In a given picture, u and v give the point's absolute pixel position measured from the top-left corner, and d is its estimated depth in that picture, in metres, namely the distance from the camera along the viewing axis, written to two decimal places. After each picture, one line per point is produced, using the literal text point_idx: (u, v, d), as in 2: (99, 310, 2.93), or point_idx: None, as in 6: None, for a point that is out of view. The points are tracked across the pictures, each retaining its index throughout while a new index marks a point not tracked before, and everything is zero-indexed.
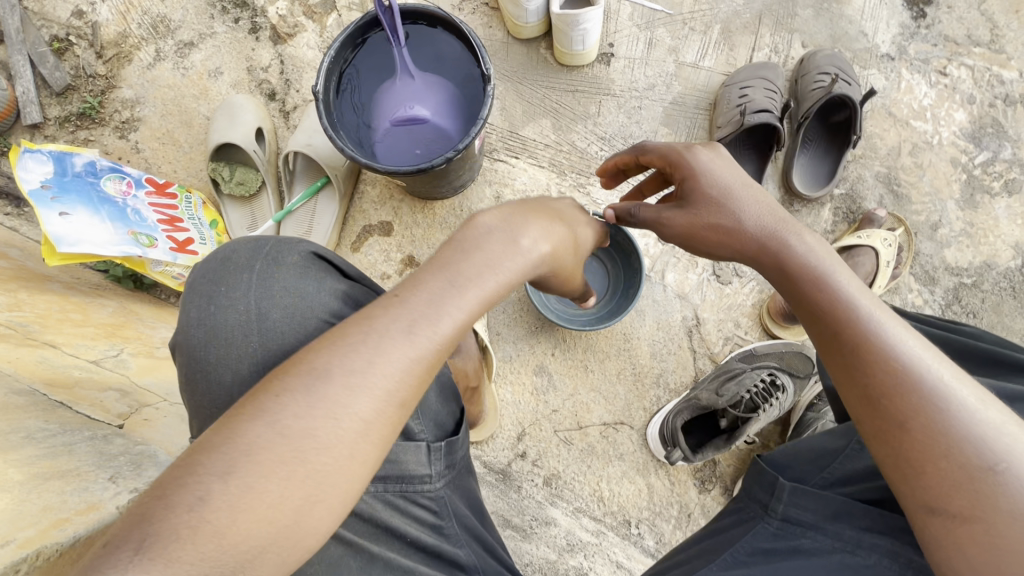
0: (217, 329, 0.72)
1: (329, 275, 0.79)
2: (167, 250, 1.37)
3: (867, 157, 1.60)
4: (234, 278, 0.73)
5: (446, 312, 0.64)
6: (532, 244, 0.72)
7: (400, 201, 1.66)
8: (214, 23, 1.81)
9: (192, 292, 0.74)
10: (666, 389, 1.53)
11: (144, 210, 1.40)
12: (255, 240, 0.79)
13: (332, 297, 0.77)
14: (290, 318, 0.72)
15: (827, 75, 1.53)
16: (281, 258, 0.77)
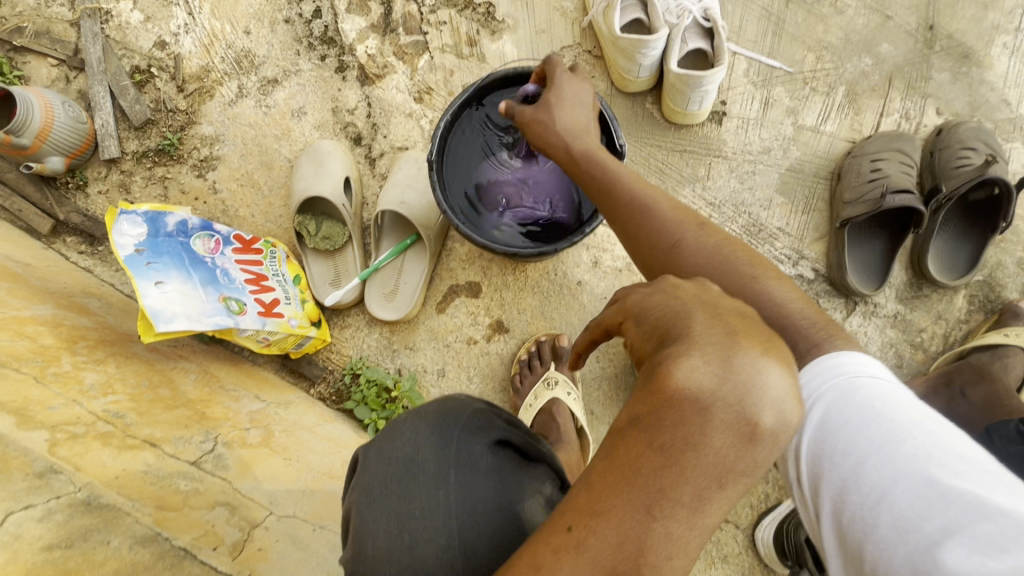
0: (414, 565, 0.64)
1: (519, 472, 0.74)
2: (256, 316, 1.29)
3: (1009, 241, 1.45)
4: (427, 495, 0.68)
5: (651, 561, 0.45)
6: (775, 423, 0.46)
7: (490, 260, 1.56)
8: (299, 60, 1.73)
9: (380, 512, 0.68)
10: (776, 486, 1.40)
11: (232, 269, 1.31)
12: (437, 436, 0.73)
13: (531, 503, 0.71)
14: (497, 552, 0.66)
15: (971, 152, 1.39)
16: (472, 460, 0.72)
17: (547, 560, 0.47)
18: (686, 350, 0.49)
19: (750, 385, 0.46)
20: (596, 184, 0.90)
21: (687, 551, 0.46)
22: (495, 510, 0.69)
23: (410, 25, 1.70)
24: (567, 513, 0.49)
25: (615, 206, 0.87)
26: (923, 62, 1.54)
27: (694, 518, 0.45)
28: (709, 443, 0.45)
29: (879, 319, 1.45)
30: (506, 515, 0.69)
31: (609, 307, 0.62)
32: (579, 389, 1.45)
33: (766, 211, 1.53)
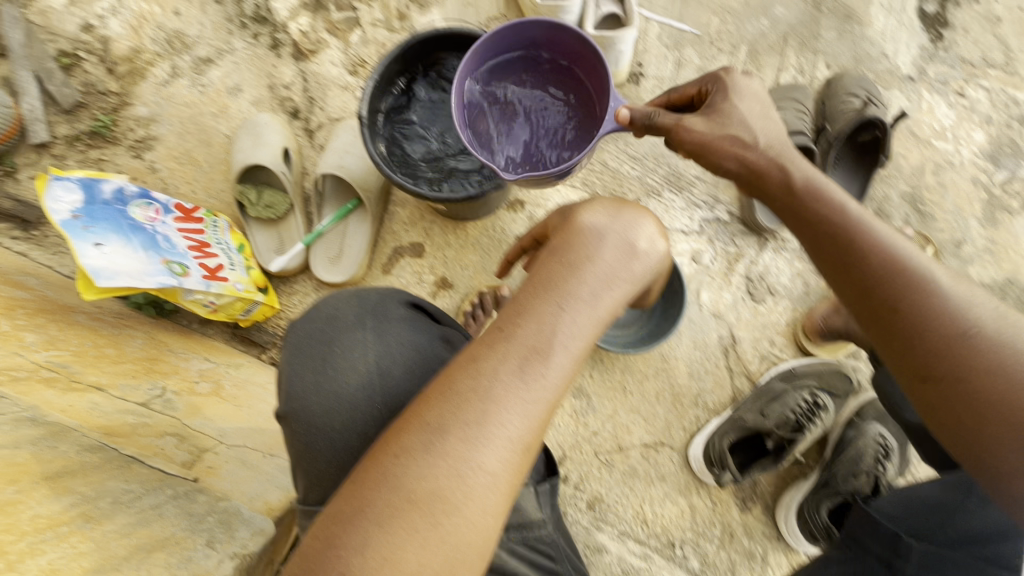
0: (339, 392, 0.75)
1: (430, 325, 0.85)
2: (200, 279, 1.33)
3: (892, 176, 1.64)
4: (348, 339, 0.78)
5: (558, 343, 0.65)
6: (648, 247, 0.71)
7: (431, 221, 1.64)
8: (233, 39, 1.76)
9: (305, 358, 0.77)
10: (705, 408, 1.53)
11: (173, 236, 1.35)
12: (355, 298, 0.83)
13: (438, 345, 0.82)
14: (412, 380, 0.77)
15: (857, 97, 1.55)
16: (388, 313, 0.82)
17: (482, 352, 0.64)
18: (592, 207, 0.74)
19: (632, 222, 0.72)
20: (832, 236, 0.85)
21: (581, 339, 0.66)
22: (410, 347, 0.80)
23: (340, 2, 1.76)
24: (497, 323, 0.67)
25: (871, 266, 0.82)
26: (812, 22, 1.71)
27: (592, 310, 0.67)
28: (612, 261, 0.69)
29: (788, 253, 1.61)
30: (418, 353, 0.80)
31: (537, 227, 0.84)
32: None
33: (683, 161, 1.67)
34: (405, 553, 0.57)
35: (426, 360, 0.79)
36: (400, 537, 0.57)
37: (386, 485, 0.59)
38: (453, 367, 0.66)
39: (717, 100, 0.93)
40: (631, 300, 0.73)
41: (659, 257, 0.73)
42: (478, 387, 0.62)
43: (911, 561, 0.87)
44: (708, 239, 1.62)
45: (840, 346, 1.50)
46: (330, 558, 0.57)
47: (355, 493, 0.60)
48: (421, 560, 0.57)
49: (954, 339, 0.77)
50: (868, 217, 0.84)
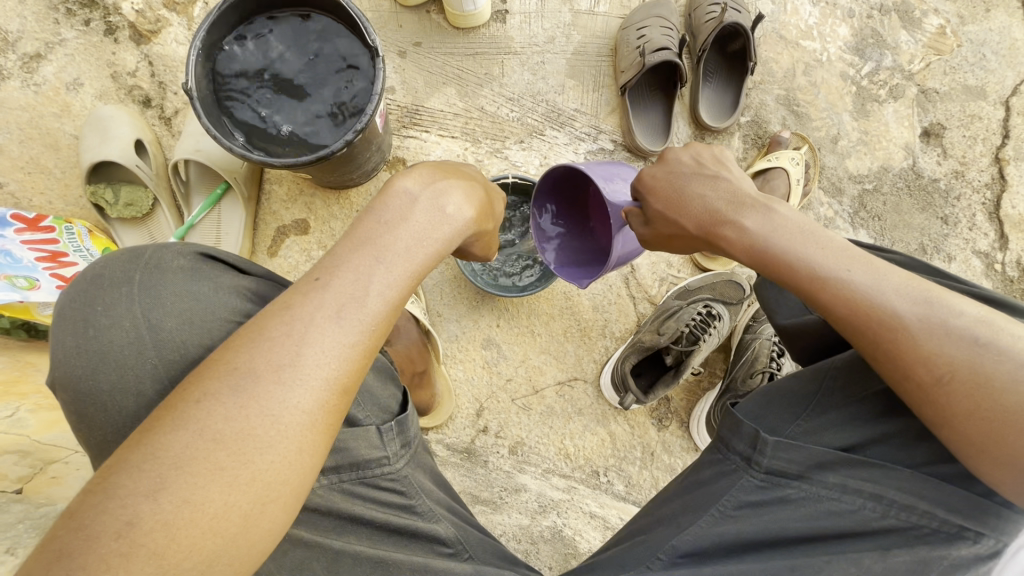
0: (102, 353, 0.72)
1: (219, 274, 0.81)
2: (53, 291, 1.23)
3: (766, 82, 1.65)
4: (111, 296, 0.74)
5: (372, 290, 0.71)
6: (454, 213, 0.82)
7: (311, 195, 1.57)
8: (61, 29, 1.60)
9: (64, 322, 0.74)
10: (613, 338, 1.56)
11: (17, 250, 1.26)
12: (128, 254, 0.79)
13: (223, 295, 0.79)
14: (187, 328, 0.75)
15: (717, 6, 1.54)
16: (161, 265, 0.78)
17: (294, 300, 0.68)
18: (403, 175, 0.82)
19: (441, 190, 0.82)
20: (795, 277, 0.82)
21: (398, 288, 0.73)
22: (184, 297, 0.76)
23: None
24: (313, 273, 0.71)
25: (827, 299, 0.78)
26: None
27: (407, 262, 0.74)
28: (422, 224, 0.78)
29: None
30: (195, 300, 0.77)
31: None
32: (421, 295, 1.51)
33: (560, 96, 1.63)
34: (211, 489, 0.59)
35: (206, 310, 0.77)
36: (204, 477, 0.59)
37: (185, 428, 0.60)
38: (262, 315, 0.68)
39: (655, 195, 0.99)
40: (445, 257, 0.82)
41: (465, 222, 0.84)
42: (291, 334, 0.66)
43: (768, 454, 0.79)
44: None
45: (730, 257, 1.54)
46: (116, 506, 0.56)
47: (152, 436, 0.60)
48: (229, 498, 0.59)
49: (911, 354, 0.73)
50: (812, 247, 0.82)
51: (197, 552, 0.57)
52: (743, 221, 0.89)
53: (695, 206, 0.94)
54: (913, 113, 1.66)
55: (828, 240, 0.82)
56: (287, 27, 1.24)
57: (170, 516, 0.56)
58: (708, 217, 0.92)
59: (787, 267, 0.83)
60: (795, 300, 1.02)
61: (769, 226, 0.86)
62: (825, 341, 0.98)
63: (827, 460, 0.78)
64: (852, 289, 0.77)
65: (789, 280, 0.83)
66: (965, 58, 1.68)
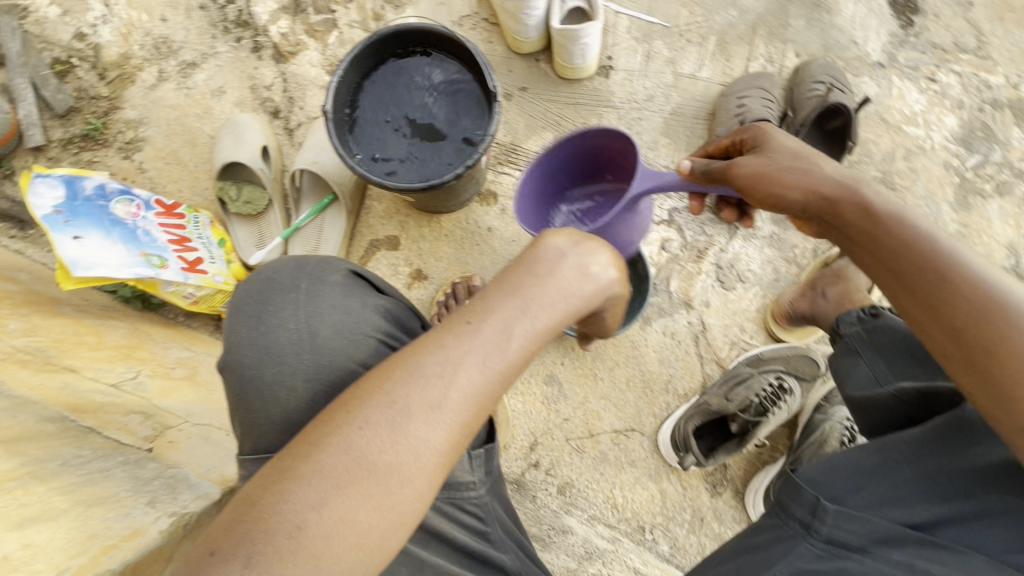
0: (268, 349, 0.81)
1: (369, 291, 0.90)
2: (178, 271, 1.39)
3: (862, 162, 1.64)
4: (281, 299, 0.84)
5: (515, 343, 0.73)
6: (599, 272, 0.82)
7: (406, 215, 1.68)
8: (216, 43, 1.82)
9: (240, 314, 0.83)
10: (675, 394, 1.55)
11: (154, 231, 1.41)
12: (296, 262, 0.89)
13: (372, 313, 0.88)
14: (339, 337, 0.82)
15: (821, 85, 1.57)
16: (325, 277, 0.88)
17: (448, 341, 0.71)
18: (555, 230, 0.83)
19: (591, 250, 0.82)
20: (927, 254, 0.80)
21: (534, 340, 0.75)
22: (341, 310, 0.85)
23: (319, 5, 1.82)
24: (462, 317, 0.74)
25: (961, 278, 0.77)
26: (781, 12, 1.73)
27: (552, 316, 0.76)
28: (568, 281, 0.79)
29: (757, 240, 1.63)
30: (350, 312, 0.85)
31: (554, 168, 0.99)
32: None
33: (653, 152, 1.69)
34: (361, 509, 0.65)
35: (361, 326, 0.85)
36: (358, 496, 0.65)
37: (344, 449, 0.66)
38: (414, 348, 0.73)
39: (772, 149, 0.98)
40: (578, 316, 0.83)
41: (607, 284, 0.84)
42: (444, 373, 0.70)
43: (829, 523, 0.84)
44: (678, 228, 1.64)
45: (808, 331, 1.52)
46: (286, 510, 0.63)
47: (314, 451, 0.66)
48: (374, 518, 0.65)
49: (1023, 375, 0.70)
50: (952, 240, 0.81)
51: (345, 563, 0.63)
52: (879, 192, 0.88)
53: (828, 169, 0.92)
54: (1019, 211, 1.61)
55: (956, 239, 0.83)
56: (416, 69, 1.38)
57: (330, 528, 0.63)
58: (841, 177, 0.90)
59: (917, 235, 0.82)
60: (866, 374, 1.12)
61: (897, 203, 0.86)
62: (898, 417, 1.06)
63: (891, 536, 0.82)
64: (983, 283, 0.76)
65: (918, 245, 0.81)
66: None
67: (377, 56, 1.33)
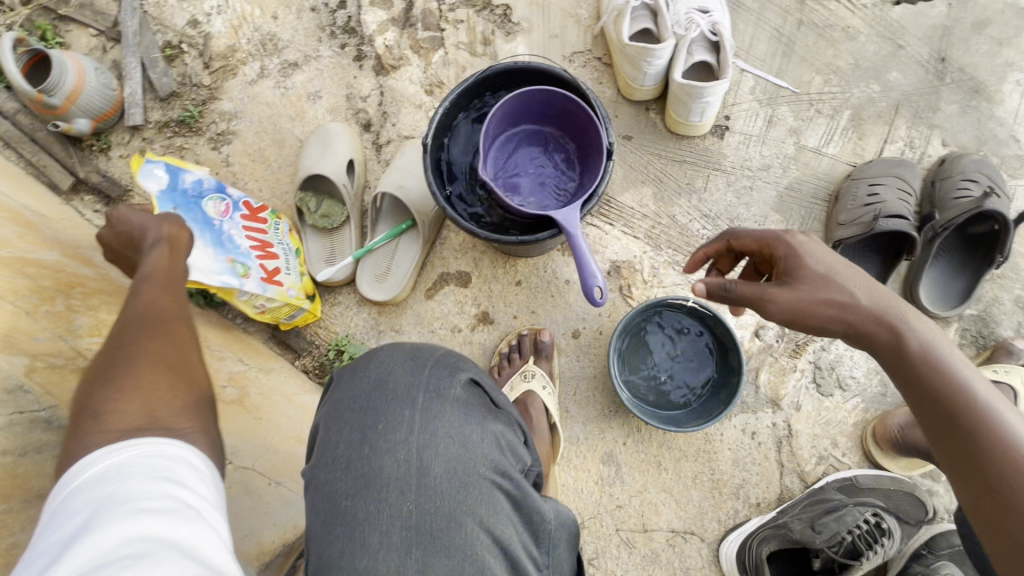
0: (369, 478, 0.72)
1: (487, 415, 0.80)
2: (258, 281, 1.34)
3: (1008, 277, 1.42)
4: (395, 413, 0.75)
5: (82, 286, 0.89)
6: None
7: (482, 252, 1.58)
8: (321, 47, 1.80)
9: (346, 425, 0.75)
10: (746, 503, 1.38)
11: (238, 235, 1.34)
12: (414, 365, 0.81)
13: (490, 445, 0.77)
14: (451, 479, 0.72)
15: (973, 184, 1.38)
16: (443, 393, 0.78)
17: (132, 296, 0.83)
18: None
19: None
20: (842, 326, 0.84)
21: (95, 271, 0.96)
22: (454, 439, 0.75)
23: (429, 21, 1.76)
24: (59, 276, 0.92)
25: (899, 357, 0.79)
26: (932, 93, 1.54)
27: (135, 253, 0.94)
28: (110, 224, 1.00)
29: None
30: (464, 447, 0.75)
31: (750, 240, 1.00)
32: (556, 384, 1.45)
33: (760, 227, 1.53)
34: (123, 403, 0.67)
35: (478, 465, 0.75)
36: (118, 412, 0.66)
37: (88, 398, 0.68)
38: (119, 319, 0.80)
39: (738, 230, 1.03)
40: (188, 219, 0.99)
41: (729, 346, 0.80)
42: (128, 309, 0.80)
43: None
44: None
45: (916, 464, 1.32)
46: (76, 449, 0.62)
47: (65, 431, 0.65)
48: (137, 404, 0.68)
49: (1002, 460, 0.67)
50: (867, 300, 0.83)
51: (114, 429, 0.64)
52: (800, 242, 0.90)
53: (759, 239, 0.98)
54: None
55: (865, 286, 0.84)
56: None
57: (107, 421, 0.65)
58: (774, 238, 0.94)
59: (826, 315, 0.84)
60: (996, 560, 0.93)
61: (825, 253, 0.88)
62: None
63: None
64: (947, 377, 0.74)
65: (821, 317, 0.85)
66: None
67: (486, 91, 1.24)
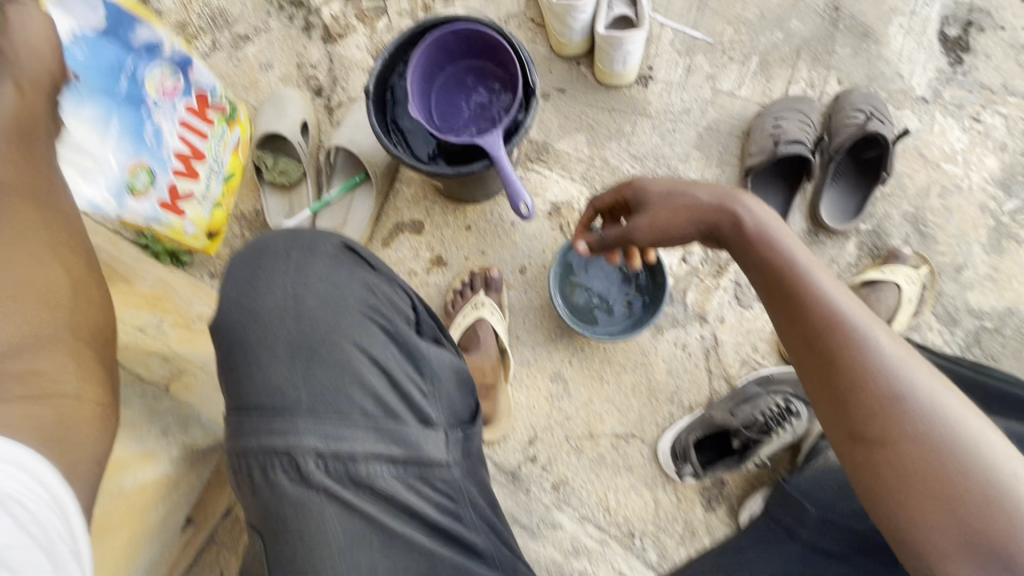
0: (252, 314, 0.76)
1: (359, 266, 0.84)
2: (150, 204, 1.41)
3: (896, 195, 1.62)
4: (272, 264, 0.79)
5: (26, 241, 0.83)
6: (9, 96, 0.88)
7: (433, 201, 1.71)
8: (270, 19, 1.89)
9: (231, 277, 0.79)
10: (680, 406, 1.55)
11: (167, 134, 1.42)
12: (292, 233, 0.84)
13: (362, 284, 0.81)
14: (325, 307, 0.77)
15: (861, 113, 1.56)
16: (318, 247, 0.83)
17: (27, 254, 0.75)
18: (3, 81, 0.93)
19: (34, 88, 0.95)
20: (697, 222, 0.98)
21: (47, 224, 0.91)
22: (328, 279, 0.80)
23: None
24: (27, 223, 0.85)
25: (741, 243, 0.94)
26: (827, 38, 1.73)
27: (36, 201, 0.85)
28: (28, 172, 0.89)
29: None
30: (337, 283, 0.79)
31: (606, 192, 1.18)
32: (506, 314, 1.60)
33: (684, 164, 1.70)
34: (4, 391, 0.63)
35: (352, 300, 0.79)
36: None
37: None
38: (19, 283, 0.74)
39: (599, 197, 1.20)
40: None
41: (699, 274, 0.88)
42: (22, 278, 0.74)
43: None
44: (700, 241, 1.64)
45: None
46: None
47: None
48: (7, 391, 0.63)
49: (824, 318, 0.81)
50: (707, 198, 0.98)
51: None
52: (646, 183, 1.08)
53: (615, 194, 1.15)
54: None
55: (701, 191, 0.99)
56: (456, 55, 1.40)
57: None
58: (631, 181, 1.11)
59: (679, 223, 1.00)
60: None
61: (669, 179, 1.05)
62: None
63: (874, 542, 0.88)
64: (774, 258, 0.89)
65: (677, 227, 1.00)
66: None
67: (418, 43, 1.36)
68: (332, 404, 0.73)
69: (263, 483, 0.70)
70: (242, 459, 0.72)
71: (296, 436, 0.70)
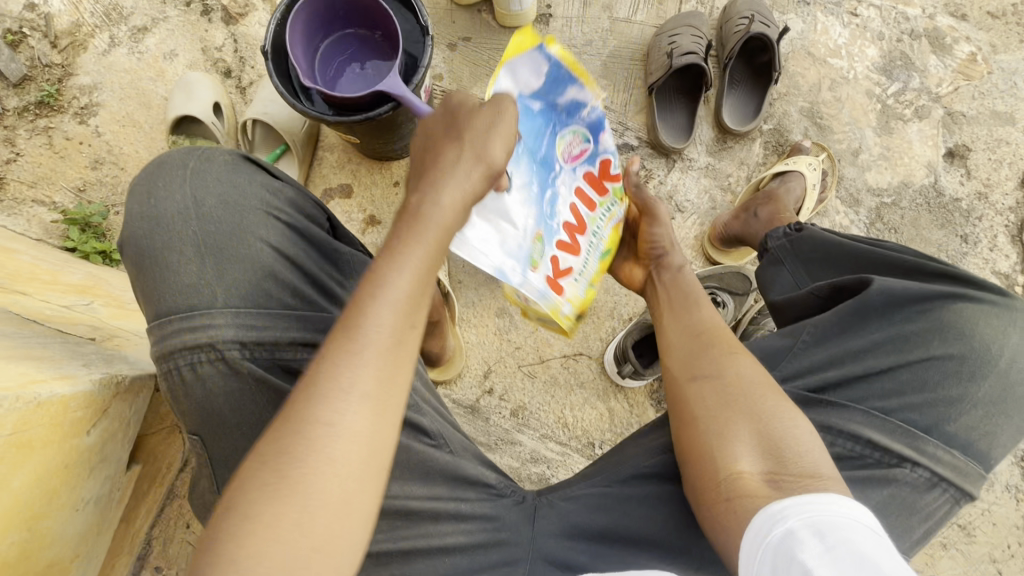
0: (155, 220, 0.89)
1: (256, 173, 0.98)
2: (543, 280, 1.00)
3: (791, 94, 1.73)
4: (168, 176, 0.91)
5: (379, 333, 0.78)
6: None
7: (358, 163, 1.73)
8: (166, 8, 1.86)
9: (133, 192, 0.91)
10: (620, 319, 1.64)
11: (563, 198, 1.08)
12: (185, 149, 0.96)
13: (256, 186, 0.95)
14: (222, 206, 0.91)
15: (745, 19, 1.65)
16: (211, 158, 0.96)
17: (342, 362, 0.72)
18: None
19: None
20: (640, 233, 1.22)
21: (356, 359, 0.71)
22: (225, 184, 0.93)
23: None
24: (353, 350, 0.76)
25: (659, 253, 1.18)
26: None
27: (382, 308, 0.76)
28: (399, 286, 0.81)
29: (694, 171, 1.70)
30: (233, 186, 0.93)
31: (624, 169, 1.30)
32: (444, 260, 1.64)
33: None
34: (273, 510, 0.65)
35: (252, 202, 0.94)
36: (285, 508, 0.65)
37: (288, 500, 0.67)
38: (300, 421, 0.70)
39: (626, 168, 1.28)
40: None
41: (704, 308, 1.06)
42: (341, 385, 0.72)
43: None
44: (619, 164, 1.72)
45: (742, 253, 1.62)
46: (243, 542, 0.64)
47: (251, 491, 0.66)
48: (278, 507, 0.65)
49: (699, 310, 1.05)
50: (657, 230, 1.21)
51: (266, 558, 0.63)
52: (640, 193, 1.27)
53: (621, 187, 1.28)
54: (938, 133, 1.71)
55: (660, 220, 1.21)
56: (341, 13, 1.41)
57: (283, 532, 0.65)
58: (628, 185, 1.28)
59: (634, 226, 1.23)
60: (787, 279, 1.18)
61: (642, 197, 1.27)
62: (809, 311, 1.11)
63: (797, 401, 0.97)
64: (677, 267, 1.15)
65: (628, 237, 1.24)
66: (996, 84, 1.72)
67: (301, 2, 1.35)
68: (247, 294, 0.88)
69: (193, 378, 0.86)
70: (167, 360, 0.85)
71: (216, 330, 0.85)
